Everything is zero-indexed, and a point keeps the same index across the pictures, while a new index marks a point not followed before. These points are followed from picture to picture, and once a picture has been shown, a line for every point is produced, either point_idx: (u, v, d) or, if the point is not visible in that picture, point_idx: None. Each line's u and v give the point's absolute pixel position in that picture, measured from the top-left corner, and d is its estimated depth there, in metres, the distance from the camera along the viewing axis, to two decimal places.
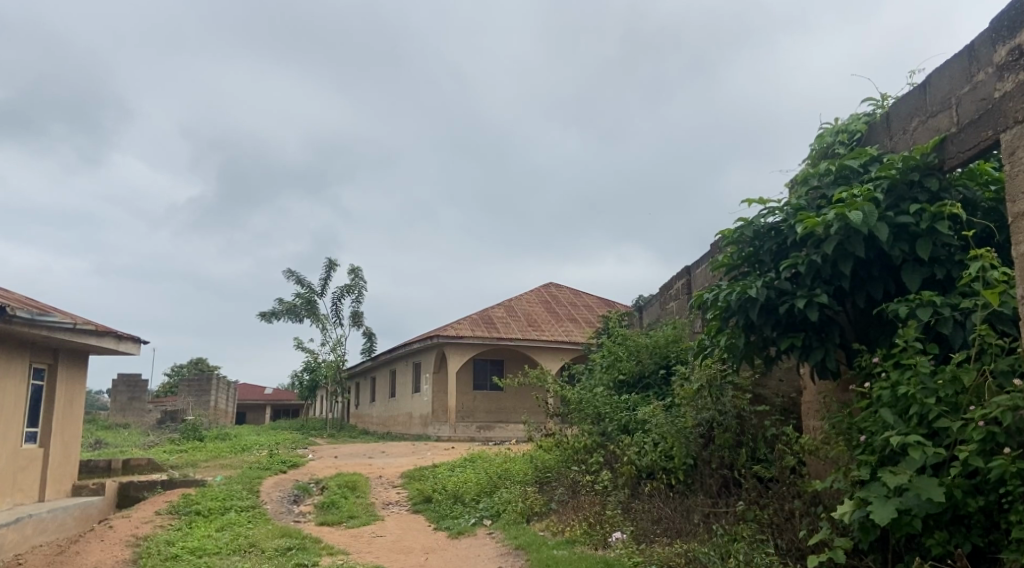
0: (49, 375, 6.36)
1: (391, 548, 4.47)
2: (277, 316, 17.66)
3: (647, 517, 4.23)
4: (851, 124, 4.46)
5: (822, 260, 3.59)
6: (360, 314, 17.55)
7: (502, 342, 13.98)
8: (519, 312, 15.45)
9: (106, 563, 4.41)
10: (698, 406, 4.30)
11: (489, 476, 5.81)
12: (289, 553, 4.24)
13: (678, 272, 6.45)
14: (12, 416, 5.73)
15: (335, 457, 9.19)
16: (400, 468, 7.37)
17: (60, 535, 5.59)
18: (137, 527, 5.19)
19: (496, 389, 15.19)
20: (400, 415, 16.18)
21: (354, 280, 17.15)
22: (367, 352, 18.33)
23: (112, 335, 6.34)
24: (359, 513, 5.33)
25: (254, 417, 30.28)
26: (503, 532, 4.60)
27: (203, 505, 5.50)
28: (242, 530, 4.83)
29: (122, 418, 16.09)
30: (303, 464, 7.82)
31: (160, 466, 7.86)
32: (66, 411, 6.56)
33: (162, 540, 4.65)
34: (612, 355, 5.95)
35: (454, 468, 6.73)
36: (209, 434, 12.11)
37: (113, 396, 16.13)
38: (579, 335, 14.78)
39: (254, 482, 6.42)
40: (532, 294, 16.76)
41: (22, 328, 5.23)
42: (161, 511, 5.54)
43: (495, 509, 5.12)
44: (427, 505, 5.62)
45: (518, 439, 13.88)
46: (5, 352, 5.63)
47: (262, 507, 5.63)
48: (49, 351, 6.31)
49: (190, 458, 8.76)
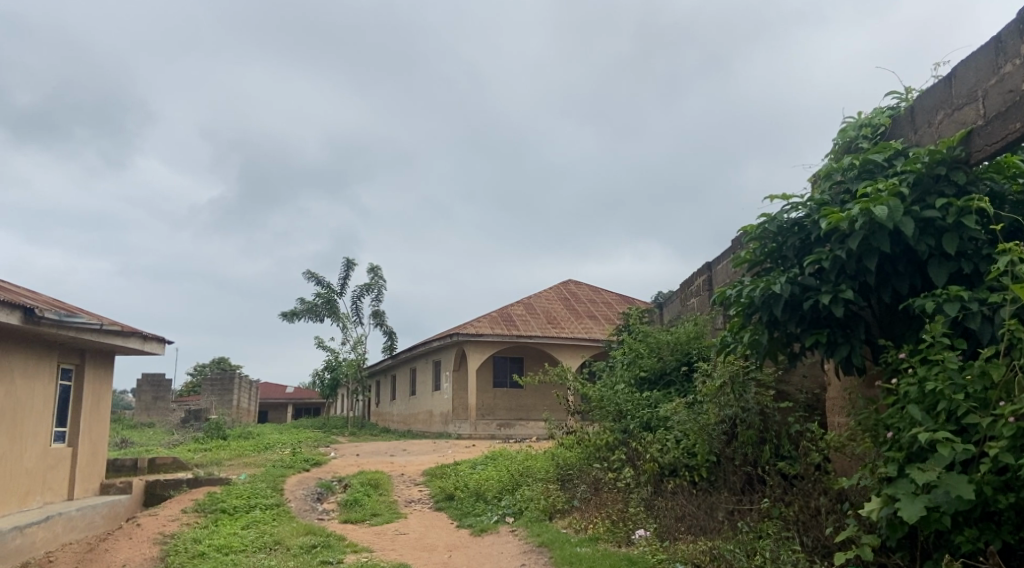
0: (77, 375, 6.43)
1: (415, 545, 4.49)
2: (298, 315, 17.75)
3: (670, 514, 4.20)
4: (874, 118, 4.41)
5: (847, 256, 3.56)
6: (380, 313, 17.62)
7: (521, 339, 13.99)
8: (538, 309, 15.44)
9: (135, 560, 4.47)
10: (721, 401, 4.24)
11: (511, 473, 5.81)
12: (314, 551, 4.27)
13: (700, 268, 6.41)
14: (41, 416, 5.82)
15: (357, 456, 9.26)
16: (423, 466, 7.41)
17: (89, 533, 5.68)
18: (164, 524, 5.26)
19: (515, 386, 15.22)
20: (421, 413, 16.24)
21: (374, 279, 17.22)
22: (387, 349, 18.41)
23: (137, 335, 6.41)
24: (382, 511, 5.36)
25: (277, 416, 30.52)
26: (525, 530, 4.60)
27: (228, 503, 5.56)
28: (267, 528, 4.87)
29: (147, 417, 16.29)
30: (326, 462, 7.87)
31: (185, 464, 7.95)
32: (94, 411, 6.64)
33: (189, 538, 4.70)
34: (633, 353, 5.94)
35: (476, 465, 6.75)
36: (233, 432, 12.22)
37: (139, 395, 16.34)
38: (598, 332, 14.77)
39: (278, 480, 6.47)
40: (551, 290, 16.76)
41: (51, 329, 5.30)
42: (190, 508, 5.62)
43: (518, 507, 5.13)
44: (450, 503, 5.64)
45: (538, 436, 13.91)
46: (33, 352, 5.71)
47: (286, 505, 5.67)
48: (77, 351, 6.39)
49: (215, 456, 8.86)
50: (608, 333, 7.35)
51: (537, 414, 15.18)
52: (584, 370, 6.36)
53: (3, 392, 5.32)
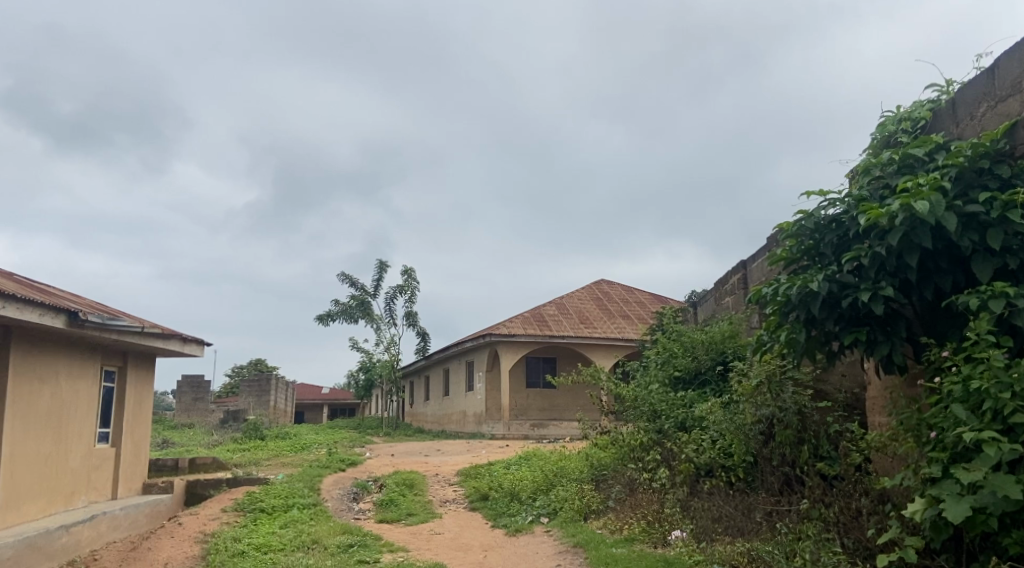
0: (120, 377, 6.59)
1: (450, 545, 4.51)
2: (333, 317, 17.95)
3: (707, 515, 4.14)
4: (914, 111, 4.32)
5: (887, 253, 3.50)
6: (412, 314, 17.74)
7: (554, 339, 13.98)
8: (570, 309, 15.39)
9: (178, 558, 4.56)
10: (757, 402, 4.18)
11: (545, 473, 5.80)
12: (351, 550, 4.31)
13: (734, 267, 6.34)
14: (86, 417, 5.97)
15: (392, 456, 9.33)
16: (459, 466, 7.44)
17: (133, 532, 5.80)
18: (205, 523, 5.36)
19: (549, 386, 15.20)
20: (454, 414, 16.31)
21: (407, 281, 17.34)
22: (420, 350, 18.53)
23: (177, 337, 6.54)
24: (418, 510, 5.40)
25: (313, 417, 30.91)
26: (561, 530, 4.60)
27: (267, 503, 5.64)
28: (305, 527, 4.93)
29: (186, 418, 16.57)
30: (361, 462, 7.95)
31: (225, 465, 8.08)
32: (136, 412, 6.80)
33: (229, 537, 4.78)
34: (667, 352, 5.90)
35: (510, 466, 6.76)
36: (271, 432, 12.39)
37: (178, 397, 16.63)
38: (632, 332, 14.70)
39: (315, 480, 6.56)
40: (584, 290, 16.73)
41: (95, 332, 5.42)
42: (229, 508, 5.71)
43: (552, 507, 5.13)
44: (484, 503, 5.66)
45: (571, 436, 13.88)
46: (78, 355, 5.85)
47: (323, 505, 5.74)
48: (119, 353, 6.54)
49: (253, 457, 9.00)
50: (643, 333, 7.31)
51: (570, 415, 15.12)
52: (618, 370, 6.33)
53: (50, 394, 5.46)
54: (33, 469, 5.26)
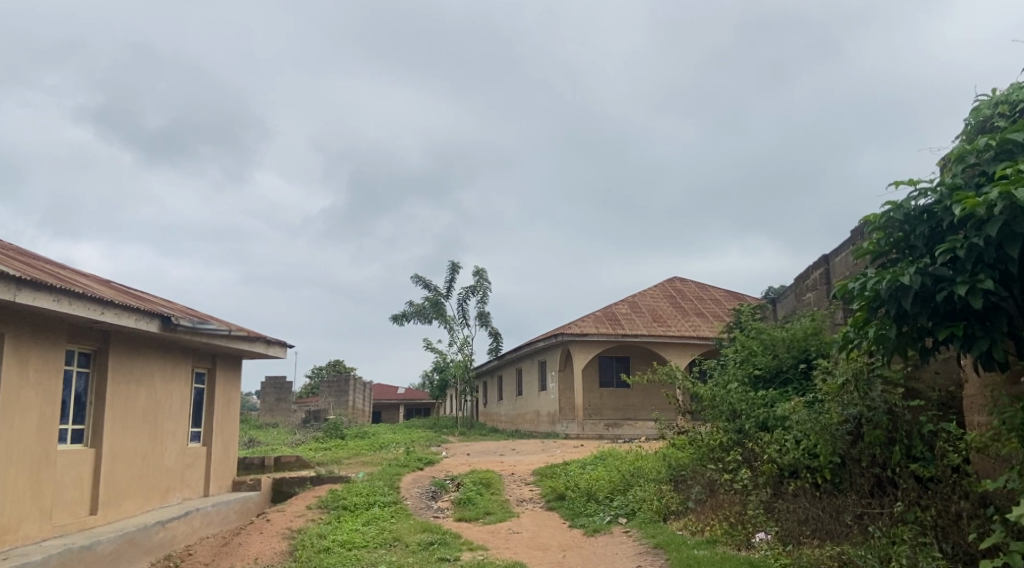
0: (209, 378, 6.88)
1: (529, 544, 4.53)
2: (407, 317, 18.28)
3: (793, 518, 4.03)
4: (1013, 93, 4.08)
5: (985, 243, 3.31)
6: (485, 314, 17.89)
7: (627, 338, 13.86)
8: (643, 307, 15.25)
9: (268, 553, 4.73)
10: (843, 401, 4.04)
11: (622, 474, 5.76)
12: (432, 547, 4.38)
13: (816, 261, 6.14)
14: (179, 417, 6.27)
15: (468, 455, 9.42)
16: (535, 465, 7.46)
17: (223, 528, 6.07)
18: (292, 520, 5.54)
19: (623, 386, 15.10)
20: (528, 413, 16.39)
21: (478, 281, 17.51)
22: (492, 351, 18.69)
23: (261, 339, 6.77)
24: (495, 509, 5.44)
25: (390, 417, 31.68)
26: (640, 531, 4.56)
27: (349, 500, 5.78)
28: (387, 525, 5.03)
29: (271, 418, 17.16)
30: (439, 461, 8.06)
31: (308, 463, 8.35)
32: (226, 412, 7.10)
33: (315, 533, 4.92)
34: (746, 350, 5.77)
35: (586, 465, 6.74)
36: (351, 431, 12.70)
37: (263, 397, 17.26)
38: (708, 330, 14.44)
39: (394, 478, 6.68)
40: (656, 288, 16.54)
41: (185, 335, 5.67)
42: (313, 505, 5.89)
43: (630, 507, 5.09)
44: (561, 502, 5.65)
45: (648, 435, 13.76)
46: (171, 357, 6.14)
47: (403, 503, 5.85)
48: (209, 356, 6.83)
49: (335, 455, 9.27)
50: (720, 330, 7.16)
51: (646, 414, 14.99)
52: (695, 368, 6.20)
53: (146, 395, 5.76)
54: (132, 466, 5.57)
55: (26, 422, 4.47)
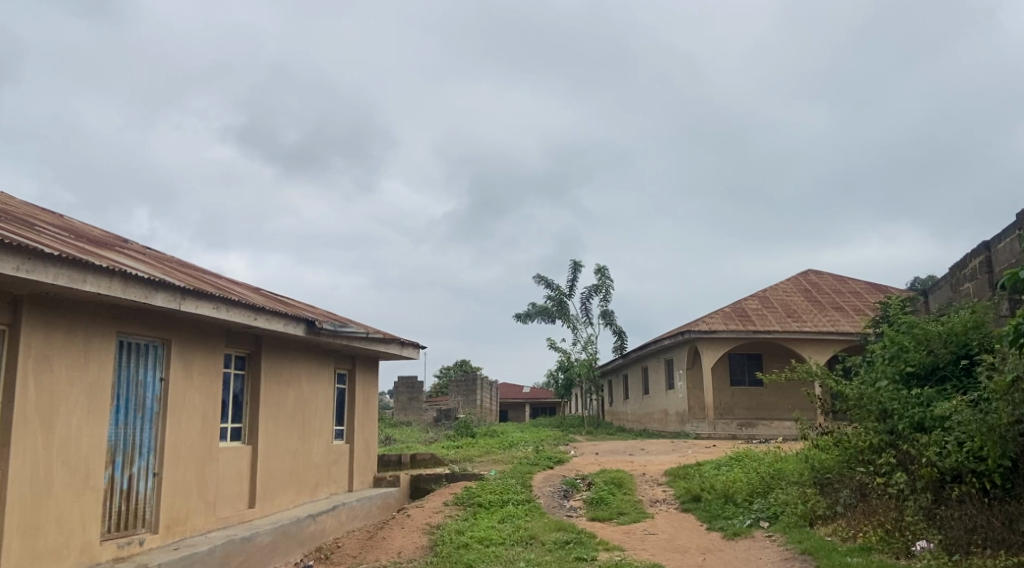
0: (350, 379, 7.25)
1: (666, 546, 4.45)
2: (530, 317, 18.53)
3: (959, 526, 3.75)
4: None
5: None
6: (608, 313, 17.83)
7: (759, 335, 13.39)
8: (774, 302, 14.75)
9: (409, 547, 4.90)
10: (1014, 399, 3.68)
11: (761, 475, 5.56)
12: (568, 546, 4.39)
13: (976, 249, 5.74)
14: (325, 416, 6.70)
15: (595, 455, 9.37)
16: (667, 466, 7.34)
17: (368, 522, 6.42)
18: (430, 516, 5.72)
19: (755, 384, 14.65)
20: (655, 413, 16.24)
21: (601, 281, 17.47)
22: (617, 349, 18.62)
23: (396, 341, 7.02)
24: (629, 509, 5.41)
25: (516, 417, 32.31)
26: (784, 535, 4.38)
27: (484, 498, 5.89)
28: (522, 523, 5.09)
29: (404, 415, 17.85)
30: (569, 460, 8.10)
31: (443, 460, 8.62)
32: (366, 411, 7.49)
33: (453, 529, 5.05)
34: (894, 345, 5.38)
35: (721, 466, 6.55)
36: (480, 431, 13.00)
37: (397, 396, 18.00)
38: (849, 325, 13.73)
39: (525, 477, 6.75)
40: (789, 283, 15.91)
41: (328, 338, 6.02)
42: (449, 502, 6.05)
43: (773, 511, 4.92)
44: (697, 504, 5.52)
45: (785, 436, 13.29)
46: (314, 359, 6.50)
47: (537, 501, 5.92)
48: (348, 358, 7.19)
49: (468, 453, 9.54)
50: (864, 325, 6.80)
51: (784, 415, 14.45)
52: (838, 366, 5.89)
53: (294, 396, 6.22)
54: (285, 463, 6.08)
55: (192, 424, 5.06)
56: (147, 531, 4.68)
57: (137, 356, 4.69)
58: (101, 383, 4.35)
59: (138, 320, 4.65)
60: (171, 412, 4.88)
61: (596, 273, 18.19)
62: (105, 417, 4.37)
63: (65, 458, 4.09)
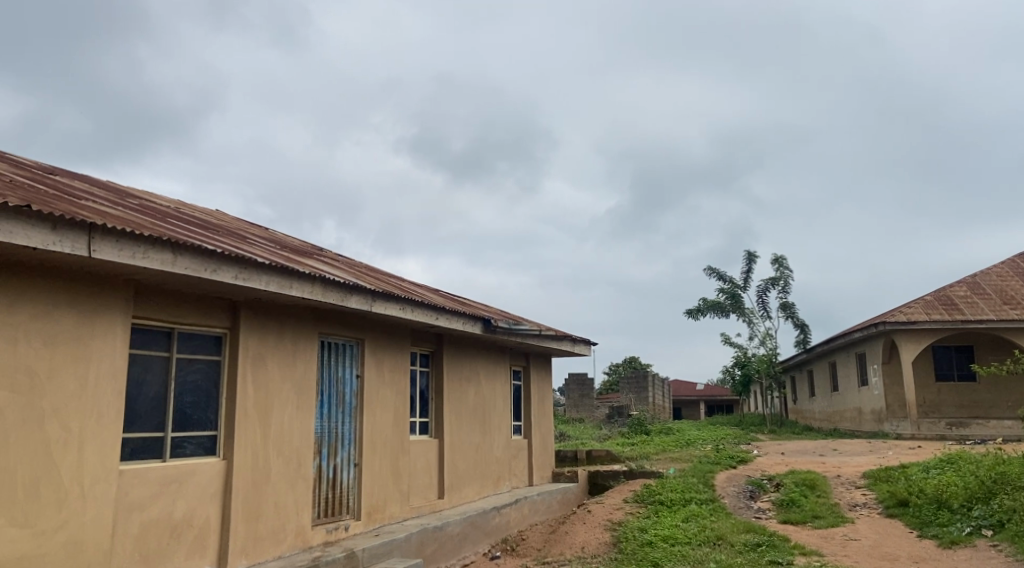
0: (524, 375, 8.95)
1: (870, 553, 4.62)
2: (704, 312, 18.26)
3: None
4: None
5: None
6: (788, 305, 17.12)
7: (968, 325, 12.29)
8: (986, 288, 13.52)
9: (594, 543, 5.27)
10: None
11: (979, 478, 5.36)
12: (760, 549, 4.61)
13: None
14: (502, 415, 8.37)
15: (782, 454, 9.23)
16: (863, 467, 7.28)
17: (550, 515, 7.73)
18: (611, 512, 6.00)
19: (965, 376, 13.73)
20: (847, 410, 15.42)
21: (782, 272, 16.75)
22: (800, 344, 17.80)
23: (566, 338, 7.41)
24: (823, 514, 5.68)
25: (692, 414, 31.98)
26: (1012, 547, 4.32)
27: (666, 496, 6.17)
28: (707, 523, 5.34)
29: (577, 413, 18.85)
30: (750, 460, 8.39)
31: (619, 462, 9.15)
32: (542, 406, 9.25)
33: (637, 526, 5.36)
34: None
35: (928, 469, 6.27)
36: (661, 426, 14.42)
37: (569, 394, 18.93)
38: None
39: (709, 475, 7.13)
40: (1003, 266, 14.43)
41: (504, 335, 6.64)
42: (630, 501, 6.27)
43: (996, 517, 4.78)
44: (904, 510, 5.50)
45: (1007, 437, 11.92)
46: (486, 355, 8.08)
47: (721, 502, 6.17)
48: (522, 356, 8.95)
49: (643, 452, 10.32)
50: None
51: (1005, 411, 13.71)
52: None
53: (473, 392, 7.83)
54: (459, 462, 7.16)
55: (383, 422, 6.42)
56: (351, 517, 6.05)
57: (340, 361, 6.11)
58: (309, 386, 5.66)
59: (332, 323, 5.98)
60: (366, 408, 6.23)
61: (773, 265, 17.82)
62: (312, 411, 5.68)
63: (280, 447, 5.32)
